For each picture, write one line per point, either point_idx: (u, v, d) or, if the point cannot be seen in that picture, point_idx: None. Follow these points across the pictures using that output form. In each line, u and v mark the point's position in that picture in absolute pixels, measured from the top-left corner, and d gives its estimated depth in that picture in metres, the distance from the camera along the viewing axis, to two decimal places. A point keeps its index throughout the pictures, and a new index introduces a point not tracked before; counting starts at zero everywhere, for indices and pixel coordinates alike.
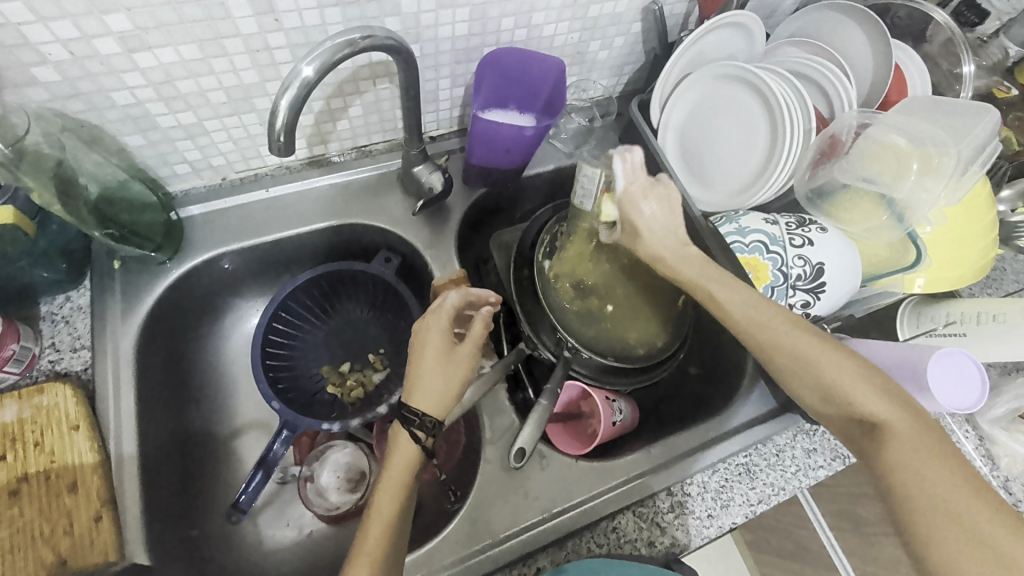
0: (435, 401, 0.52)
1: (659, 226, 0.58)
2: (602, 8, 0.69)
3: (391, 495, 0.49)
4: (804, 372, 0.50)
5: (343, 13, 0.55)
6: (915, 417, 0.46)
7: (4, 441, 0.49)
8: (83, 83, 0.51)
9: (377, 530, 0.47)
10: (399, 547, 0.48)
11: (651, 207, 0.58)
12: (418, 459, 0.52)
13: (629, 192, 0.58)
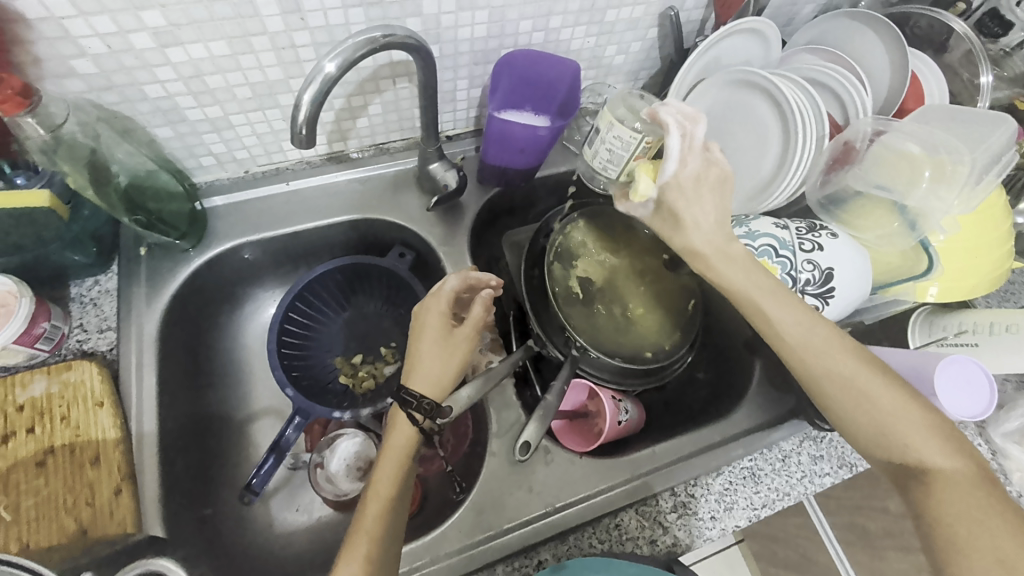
0: (432, 381, 0.55)
1: (707, 218, 0.55)
2: (618, 13, 0.70)
3: (389, 474, 0.51)
4: (851, 400, 0.49)
5: (366, 13, 0.57)
6: (969, 465, 0.45)
7: (34, 413, 0.51)
8: (118, 76, 0.54)
9: (375, 506, 0.49)
10: (398, 523, 0.50)
11: (704, 199, 0.55)
12: (415, 440, 0.53)
13: (680, 176, 0.54)
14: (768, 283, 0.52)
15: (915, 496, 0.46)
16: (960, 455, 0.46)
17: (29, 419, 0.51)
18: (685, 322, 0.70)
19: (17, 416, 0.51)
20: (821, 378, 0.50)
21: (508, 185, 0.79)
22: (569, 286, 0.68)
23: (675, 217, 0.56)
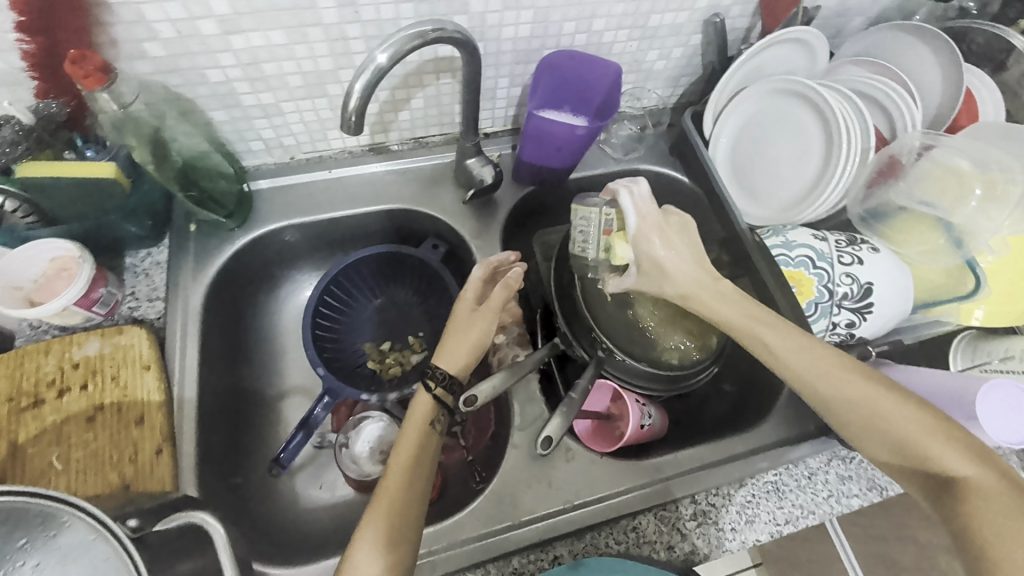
0: (453, 357, 0.58)
1: (686, 259, 0.58)
2: (662, 18, 0.70)
3: (409, 441, 0.53)
4: (863, 419, 0.50)
5: (417, 9, 0.59)
6: (999, 473, 0.45)
7: (87, 371, 0.54)
8: (183, 60, 0.56)
9: (395, 472, 0.51)
10: (420, 491, 0.51)
11: (671, 241, 0.58)
12: (435, 411, 0.55)
13: (645, 225, 0.58)
14: (768, 316, 0.55)
15: (950, 512, 0.45)
16: (982, 463, 0.45)
17: (83, 377, 0.54)
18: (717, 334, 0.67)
19: (72, 373, 0.54)
20: (830, 403, 0.52)
21: (542, 184, 0.79)
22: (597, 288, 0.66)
23: (656, 264, 0.58)
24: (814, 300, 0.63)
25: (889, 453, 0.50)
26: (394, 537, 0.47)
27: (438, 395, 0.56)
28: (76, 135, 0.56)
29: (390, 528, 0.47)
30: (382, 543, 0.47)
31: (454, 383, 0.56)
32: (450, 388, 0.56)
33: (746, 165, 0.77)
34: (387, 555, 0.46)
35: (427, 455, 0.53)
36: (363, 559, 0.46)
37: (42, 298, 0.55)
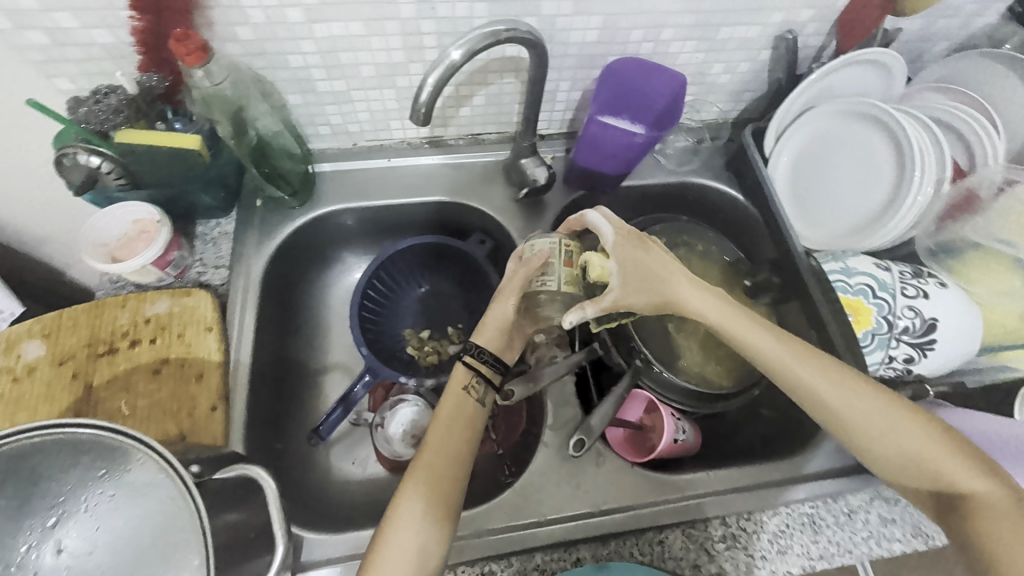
0: (488, 334, 0.59)
1: (640, 282, 0.55)
2: (733, 31, 0.69)
3: (448, 406, 0.57)
4: (880, 440, 0.52)
5: (490, 8, 0.61)
6: (1003, 488, 0.48)
7: (157, 327, 0.58)
8: (269, 45, 0.59)
9: (436, 434, 0.55)
10: (462, 453, 0.55)
11: (637, 258, 0.56)
12: (468, 379, 0.58)
13: (619, 237, 0.56)
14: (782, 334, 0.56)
15: (959, 526, 0.49)
16: (990, 478, 0.49)
17: (153, 331, 0.58)
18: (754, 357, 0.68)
19: (144, 326, 0.58)
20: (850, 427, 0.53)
21: (592, 189, 0.80)
22: None
23: (633, 278, 0.55)
24: (871, 331, 0.61)
25: (903, 470, 0.52)
26: (437, 489, 0.52)
27: (468, 365, 0.59)
28: (168, 108, 0.60)
29: (434, 481, 0.52)
30: (427, 494, 0.51)
31: (480, 352, 0.58)
32: (477, 358, 0.58)
33: (806, 186, 0.75)
34: (431, 503, 0.51)
35: (466, 421, 0.57)
36: (410, 506, 0.51)
37: (123, 256, 0.60)
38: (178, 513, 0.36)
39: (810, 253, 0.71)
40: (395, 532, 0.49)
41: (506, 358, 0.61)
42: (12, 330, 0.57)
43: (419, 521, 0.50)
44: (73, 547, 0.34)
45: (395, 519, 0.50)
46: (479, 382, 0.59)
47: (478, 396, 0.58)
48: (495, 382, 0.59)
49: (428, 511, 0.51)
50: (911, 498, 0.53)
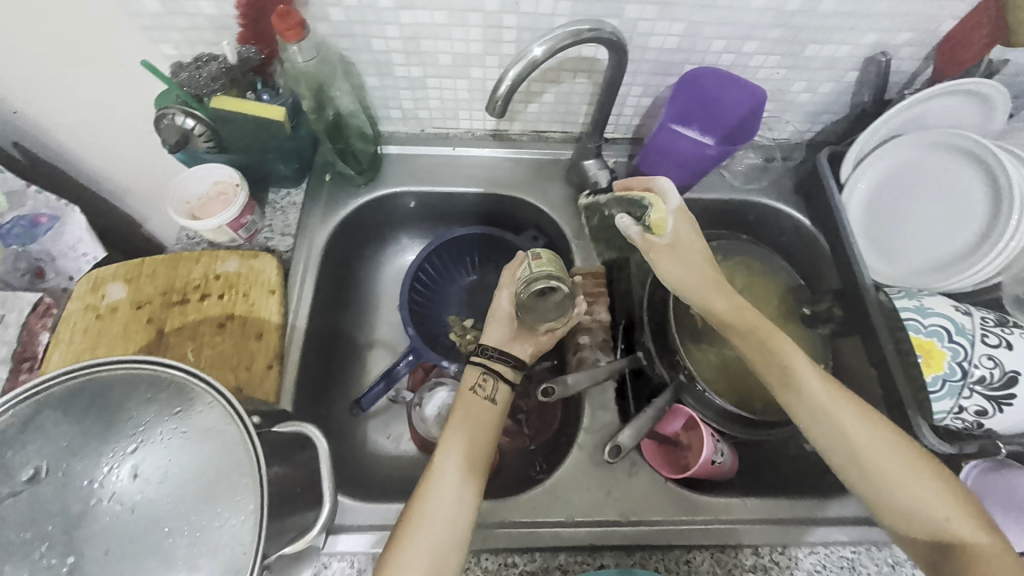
0: (494, 331, 0.64)
1: (689, 252, 0.59)
2: (820, 49, 0.65)
3: (462, 410, 0.57)
4: (878, 466, 0.49)
5: (573, 7, 0.59)
6: (997, 539, 0.46)
7: (226, 284, 0.62)
8: (356, 28, 0.61)
9: (451, 433, 0.55)
10: (478, 451, 0.55)
11: (693, 238, 0.60)
12: (476, 376, 0.60)
13: (684, 210, 0.60)
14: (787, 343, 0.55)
15: None
16: (985, 528, 0.46)
17: (221, 288, 0.61)
18: None
19: (214, 282, 0.62)
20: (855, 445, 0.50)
21: None
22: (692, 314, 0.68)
23: (684, 248, 0.59)
24: (942, 376, 0.56)
25: (893, 504, 0.49)
26: (458, 490, 0.51)
27: (476, 363, 0.61)
28: (258, 80, 0.64)
29: (455, 480, 0.52)
30: (448, 495, 0.50)
31: (484, 348, 0.62)
32: (484, 355, 0.62)
33: (883, 216, 0.71)
34: (453, 503, 0.50)
35: (479, 419, 0.57)
36: (432, 505, 0.50)
37: (202, 215, 0.63)
38: (237, 457, 0.38)
39: (879, 287, 0.67)
40: (419, 531, 0.48)
41: (513, 349, 0.63)
42: (100, 271, 0.62)
43: (444, 519, 0.49)
44: (147, 474, 0.37)
45: (417, 518, 0.49)
46: (486, 378, 0.60)
47: (487, 393, 0.59)
48: (504, 378, 0.60)
49: (450, 510, 0.50)
50: (901, 545, 0.50)
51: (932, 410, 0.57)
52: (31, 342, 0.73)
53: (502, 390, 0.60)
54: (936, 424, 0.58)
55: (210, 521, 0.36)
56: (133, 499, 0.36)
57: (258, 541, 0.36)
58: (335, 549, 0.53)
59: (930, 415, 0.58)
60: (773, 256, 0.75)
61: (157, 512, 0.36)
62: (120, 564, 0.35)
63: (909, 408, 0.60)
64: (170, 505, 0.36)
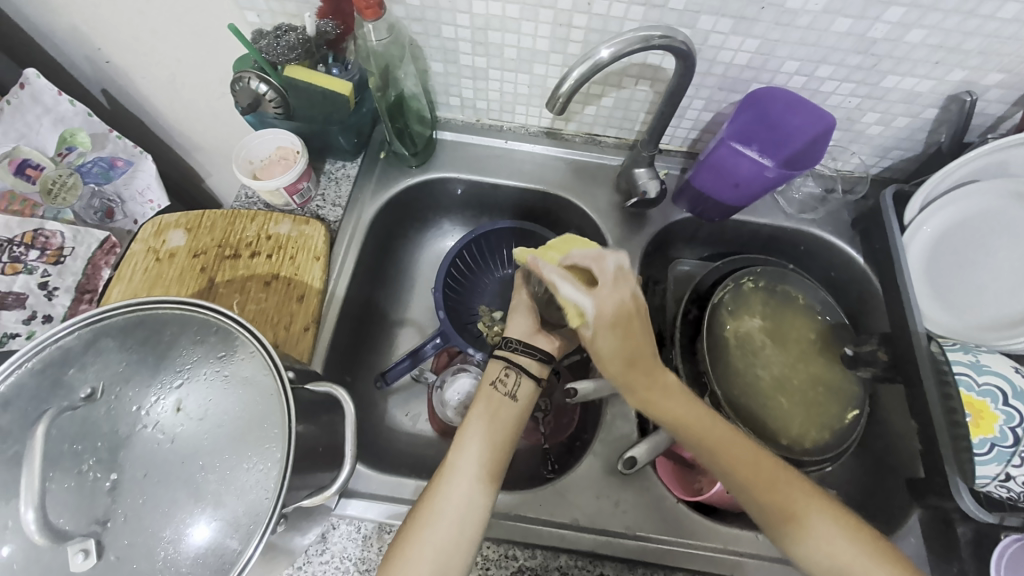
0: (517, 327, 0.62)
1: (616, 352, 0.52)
2: (900, 82, 0.61)
3: (482, 403, 0.56)
4: (803, 521, 0.49)
5: (645, 13, 0.58)
6: None
7: (276, 245, 0.65)
8: (429, 13, 0.62)
9: (468, 430, 0.54)
10: (495, 450, 0.54)
11: (611, 343, 0.52)
12: (498, 371, 0.59)
13: (597, 319, 0.51)
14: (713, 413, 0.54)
15: None
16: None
17: (272, 248, 0.65)
18: (835, 433, 0.65)
19: (266, 242, 0.65)
20: (775, 497, 0.50)
21: (700, 216, 0.77)
22: (722, 338, 0.68)
23: (598, 351, 0.53)
24: (991, 439, 0.53)
25: (826, 571, 0.48)
26: (469, 490, 0.51)
27: (499, 356, 0.60)
28: (330, 54, 0.66)
29: (467, 480, 0.51)
30: (459, 494, 0.50)
31: (508, 341, 0.60)
32: (507, 348, 0.60)
33: (945, 263, 0.67)
34: (463, 503, 0.50)
35: (498, 418, 0.56)
36: (443, 504, 0.50)
37: (262, 176, 0.66)
38: (271, 408, 0.40)
39: (932, 337, 0.64)
40: (428, 529, 0.49)
41: (538, 342, 0.61)
42: (164, 218, 0.65)
43: (454, 518, 0.49)
44: (189, 410, 0.40)
45: (428, 514, 0.50)
46: (508, 374, 0.58)
47: (508, 389, 0.57)
48: (527, 373, 0.58)
49: (460, 509, 0.50)
50: None
51: (975, 472, 0.54)
52: (93, 275, 0.83)
53: (523, 385, 0.58)
54: (978, 489, 0.54)
55: (240, 462, 0.39)
56: (174, 430, 0.39)
57: (279, 489, 0.38)
58: (345, 512, 0.55)
59: (971, 478, 0.55)
60: (816, 291, 0.72)
61: (196, 445, 0.39)
62: (157, 487, 0.37)
63: (949, 465, 0.57)
64: (206, 441, 0.39)
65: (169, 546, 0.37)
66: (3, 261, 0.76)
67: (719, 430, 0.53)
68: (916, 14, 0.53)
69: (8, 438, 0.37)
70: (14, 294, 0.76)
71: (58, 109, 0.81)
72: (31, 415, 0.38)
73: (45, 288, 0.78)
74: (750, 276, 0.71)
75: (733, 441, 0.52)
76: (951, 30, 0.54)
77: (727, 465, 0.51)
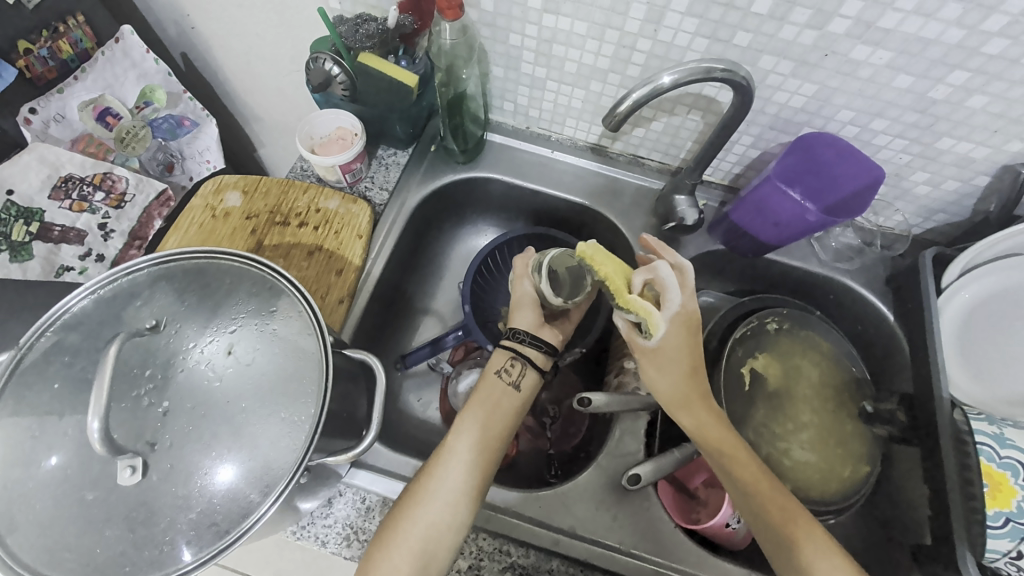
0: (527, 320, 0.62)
1: (673, 356, 0.56)
2: (953, 145, 0.61)
3: (484, 392, 0.57)
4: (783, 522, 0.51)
5: (708, 46, 0.60)
6: None
7: (323, 218, 0.68)
8: (499, 20, 0.65)
9: (467, 416, 0.56)
10: (494, 438, 0.55)
11: (678, 344, 0.55)
12: (505, 360, 0.59)
13: (684, 313, 0.55)
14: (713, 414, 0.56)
15: None
16: None
17: (319, 221, 0.68)
18: (842, 487, 0.64)
19: (314, 215, 0.69)
20: (759, 496, 0.52)
21: (732, 249, 0.77)
22: (738, 372, 0.68)
23: (668, 356, 0.55)
24: (1007, 514, 0.53)
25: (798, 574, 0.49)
26: (466, 472, 0.52)
27: (505, 347, 0.60)
28: (401, 47, 0.68)
29: (464, 463, 0.52)
30: (456, 479, 0.51)
31: (515, 332, 0.61)
32: (515, 339, 0.60)
33: (980, 332, 0.66)
34: (457, 487, 0.51)
35: (501, 406, 0.57)
36: (437, 486, 0.51)
37: (319, 152, 0.69)
38: (310, 366, 0.44)
39: (956, 404, 0.63)
40: (421, 507, 0.50)
41: (543, 335, 0.62)
42: (225, 177, 0.69)
43: (447, 501, 0.50)
44: (238, 355, 0.43)
45: (422, 494, 0.51)
46: (514, 364, 0.59)
47: (512, 378, 0.59)
48: (532, 364, 0.60)
49: (455, 493, 0.51)
50: None
51: (984, 545, 0.53)
52: (145, 223, 0.90)
53: (527, 376, 0.59)
54: (986, 564, 0.53)
55: (277, 410, 0.43)
56: (222, 370, 0.42)
57: (308, 443, 0.42)
58: (353, 481, 0.58)
59: (980, 551, 0.54)
60: (843, 342, 0.71)
61: (238, 388, 0.42)
62: (199, 421, 0.41)
63: (958, 539, 0.56)
64: (249, 386, 0.42)
65: (201, 478, 0.40)
66: (72, 198, 0.82)
67: (715, 435, 0.54)
68: (980, 80, 0.54)
69: (77, 354, 0.42)
70: (76, 231, 0.83)
71: (143, 65, 0.86)
72: (103, 336, 0.42)
73: (102, 229, 0.85)
74: (775, 317, 0.71)
75: (726, 449, 0.54)
76: (1014, 100, 0.54)
77: (723, 468, 0.53)
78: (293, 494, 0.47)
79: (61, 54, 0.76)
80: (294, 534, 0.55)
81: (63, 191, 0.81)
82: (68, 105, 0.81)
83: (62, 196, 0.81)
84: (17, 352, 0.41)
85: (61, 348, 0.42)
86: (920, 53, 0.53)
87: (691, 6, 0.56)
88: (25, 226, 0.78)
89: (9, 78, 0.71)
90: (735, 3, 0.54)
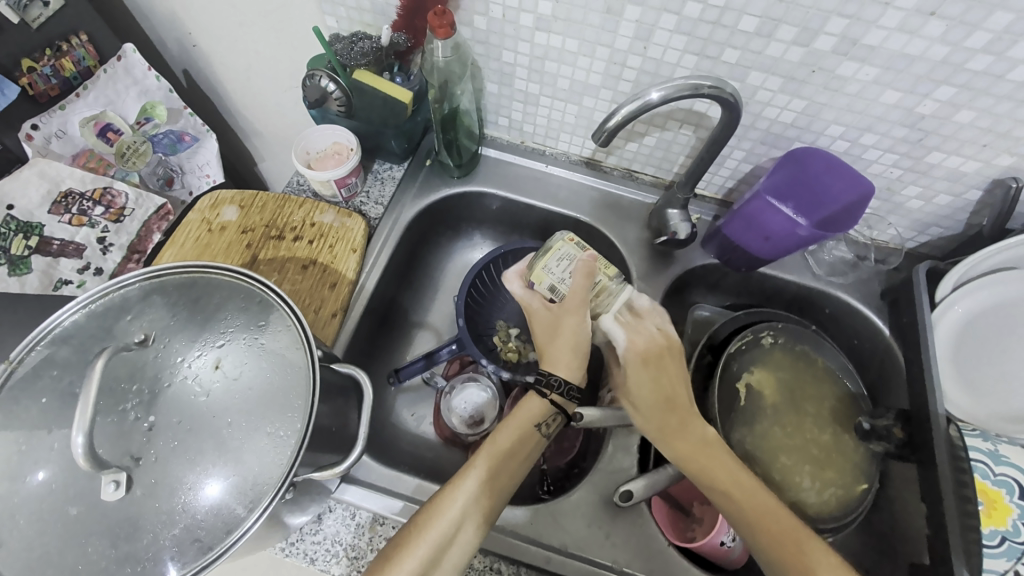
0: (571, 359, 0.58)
1: (652, 396, 0.55)
2: (943, 159, 0.62)
3: (509, 432, 0.56)
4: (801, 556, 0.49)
5: (697, 63, 0.61)
6: None
7: (318, 232, 0.70)
8: (492, 37, 0.66)
9: (485, 453, 0.55)
10: (506, 476, 0.54)
11: (641, 378, 0.56)
12: (546, 415, 0.58)
13: (630, 350, 0.56)
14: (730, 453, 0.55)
15: None
16: None
17: (314, 235, 0.69)
18: (840, 504, 0.63)
19: (309, 229, 0.70)
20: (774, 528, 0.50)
21: (726, 263, 0.77)
22: (734, 387, 0.68)
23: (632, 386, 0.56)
24: (1002, 532, 0.53)
25: None
26: (473, 509, 0.51)
27: (552, 401, 0.58)
28: (397, 64, 0.70)
29: (474, 499, 0.52)
30: (461, 515, 0.50)
31: (570, 390, 0.57)
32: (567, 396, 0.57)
33: (972, 347, 0.65)
34: (464, 524, 0.50)
35: (520, 447, 0.56)
36: (440, 521, 0.50)
37: (316, 167, 0.70)
38: (299, 382, 0.44)
39: (953, 419, 0.62)
40: (421, 541, 0.49)
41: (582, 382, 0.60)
42: (222, 193, 0.71)
43: (451, 537, 0.49)
44: (226, 370, 0.43)
45: (427, 528, 0.50)
46: (555, 418, 0.59)
47: (550, 431, 0.58)
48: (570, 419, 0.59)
49: (461, 530, 0.50)
50: None
51: (982, 564, 0.53)
52: (144, 237, 0.90)
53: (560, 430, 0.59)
54: None
55: (264, 426, 0.43)
56: (210, 386, 0.42)
57: (294, 459, 0.42)
58: (343, 497, 0.58)
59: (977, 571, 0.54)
60: (837, 355, 0.70)
61: (226, 405, 0.42)
62: (186, 437, 0.41)
63: (955, 558, 0.56)
64: (237, 401, 0.43)
65: (186, 494, 0.40)
66: (71, 213, 0.83)
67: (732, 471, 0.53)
68: (967, 96, 0.54)
69: (65, 369, 0.42)
70: (76, 245, 0.84)
71: (144, 82, 0.89)
72: (92, 350, 0.43)
73: (101, 242, 0.86)
74: (769, 331, 0.70)
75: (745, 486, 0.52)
76: (1001, 115, 0.55)
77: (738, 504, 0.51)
78: (280, 509, 0.47)
79: (63, 72, 0.78)
80: (282, 551, 0.55)
81: (63, 206, 0.82)
82: (70, 121, 0.82)
83: (62, 210, 0.82)
84: (9, 365, 0.41)
85: (52, 362, 0.42)
86: (905, 70, 0.54)
87: (679, 24, 0.57)
88: (24, 240, 0.79)
89: (12, 95, 0.73)
90: (722, 20, 0.55)
